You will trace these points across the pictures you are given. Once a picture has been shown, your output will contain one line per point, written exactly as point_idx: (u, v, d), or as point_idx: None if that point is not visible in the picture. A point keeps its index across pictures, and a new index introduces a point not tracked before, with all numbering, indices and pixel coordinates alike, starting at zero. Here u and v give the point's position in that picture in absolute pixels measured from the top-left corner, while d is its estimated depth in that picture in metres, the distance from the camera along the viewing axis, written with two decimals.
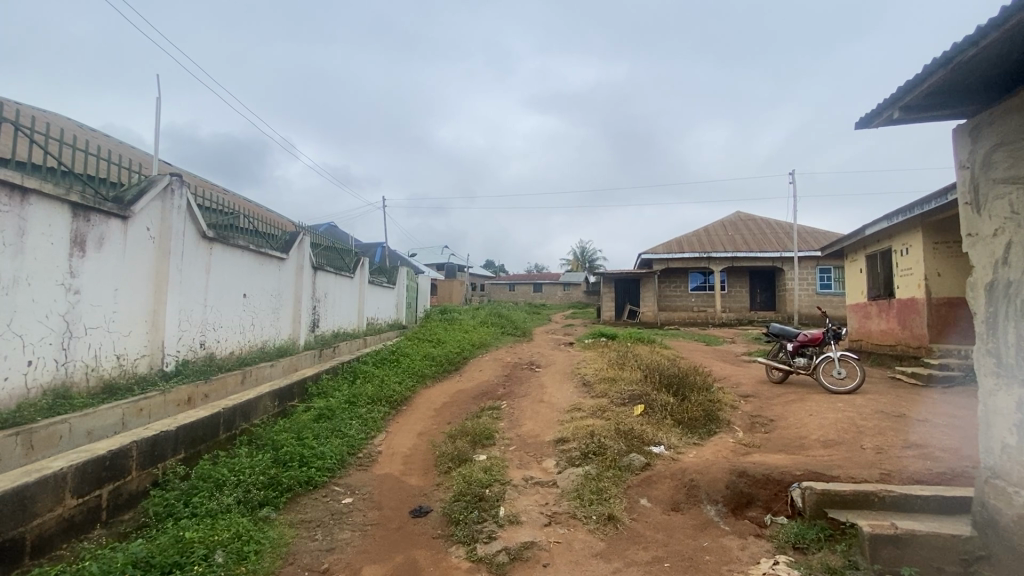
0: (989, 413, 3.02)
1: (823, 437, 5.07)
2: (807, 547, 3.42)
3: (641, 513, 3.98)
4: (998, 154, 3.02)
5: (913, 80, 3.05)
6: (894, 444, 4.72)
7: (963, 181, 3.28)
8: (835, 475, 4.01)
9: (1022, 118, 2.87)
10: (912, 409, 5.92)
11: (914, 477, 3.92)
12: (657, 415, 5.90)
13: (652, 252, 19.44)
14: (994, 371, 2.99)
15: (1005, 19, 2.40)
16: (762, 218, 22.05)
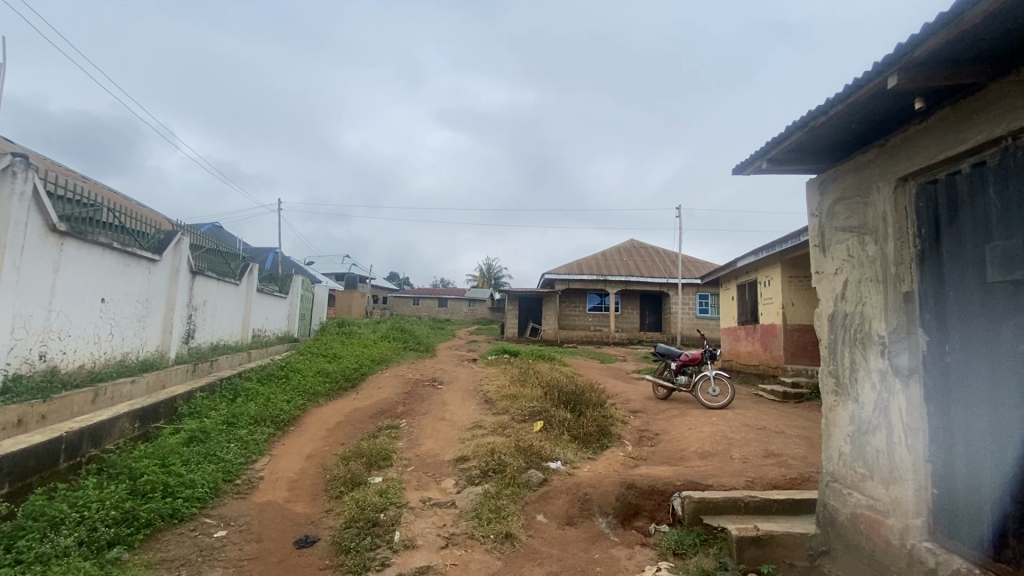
0: (830, 425, 3.53)
1: (700, 449, 5.58)
2: (685, 552, 3.71)
3: (537, 529, 4.04)
4: (838, 207, 3.59)
5: (777, 137, 3.51)
6: (757, 454, 5.32)
7: (815, 227, 3.83)
8: (709, 484, 4.42)
9: (857, 179, 3.44)
10: (771, 423, 6.72)
11: (772, 482, 4.45)
12: (555, 431, 6.08)
13: (555, 273, 20.24)
14: (834, 389, 3.51)
15: (847, 95, 2.84)
16: (653, 246, 24.02)
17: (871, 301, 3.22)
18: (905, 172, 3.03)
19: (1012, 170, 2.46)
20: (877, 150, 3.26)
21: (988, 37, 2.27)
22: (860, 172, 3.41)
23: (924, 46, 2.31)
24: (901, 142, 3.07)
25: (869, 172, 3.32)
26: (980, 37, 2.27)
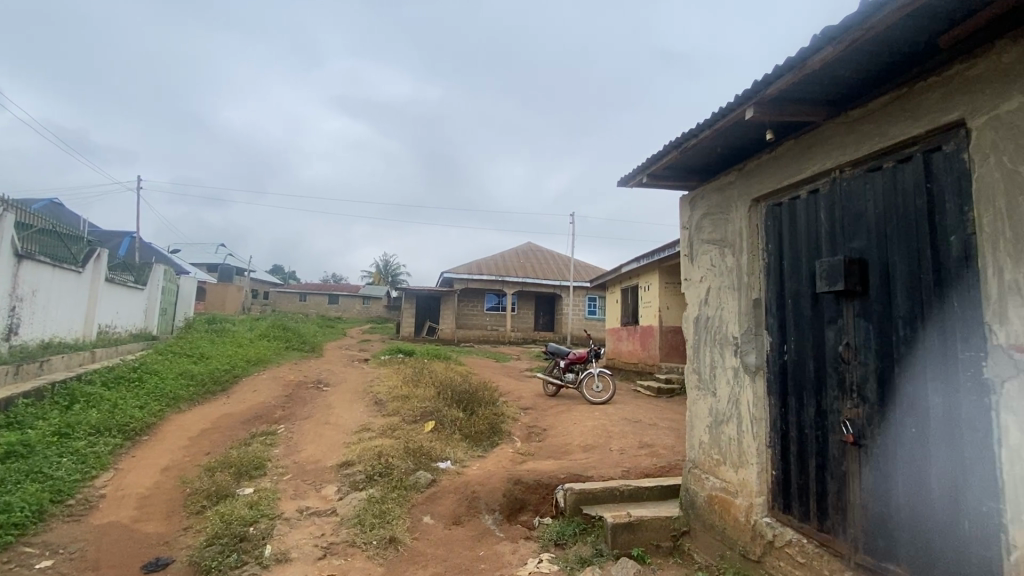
0: (692, 417, 3.93)
1: (583, 443, 5.89)
2: (565, 542, 3.89)
3: (422, 531, 3.98)
4: (705, 221, 4.00)
5: (655, 154, 3.81)
6: (632, 445, 5.75)
7: (685, 239, 4.24)
8: (589, 476, 4.68)
9: (720, 197, 3.86)
10: (646, 416, 7.32)
11: (644, 471, 4.84)
12: (446, 430, 6.05)
13: (452, 272, 20.16)
14: (697, 385, 3.91)
15: (714, 121, 3.14)
16: (548, 250, 24.97)
17: (728, 306, 3.64)
18: (758, 193, 3.47)
19: (838, 198, 2.92)
20: (737, 173, 3.69)
21: (823, 84, 2.68)
22: (723, 191, 3.83)
23: (776, 84, 2.65)
24: (755, 167, 3.50)
25: (730, 192, 3.75)
26: (817, 83, 2.67)
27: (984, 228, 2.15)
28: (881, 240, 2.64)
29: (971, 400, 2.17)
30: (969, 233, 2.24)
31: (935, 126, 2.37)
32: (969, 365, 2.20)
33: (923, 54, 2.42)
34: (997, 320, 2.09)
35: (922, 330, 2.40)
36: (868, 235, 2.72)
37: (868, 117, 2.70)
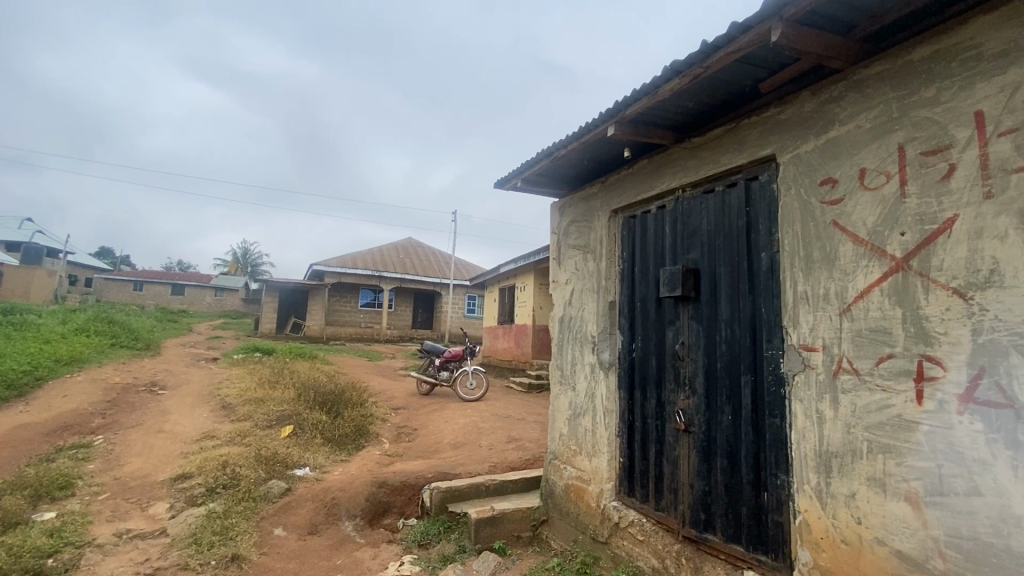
0: (554, 411, 4.15)
1: (453, 441, 5.91)
2: (429, 542, 3.85)
3: (272, 545, 3.66)
4: (571, 228, 4.25)
5: (529, 160, 3.94)
6: (501, 440, 5.90)
7: (553, 243, 4.47)
8: (456, 473, 4.71)
9: (585, 206, 4.13)
10: (515, 411, 7.57)
11: (510, 465, 4.99)
12: (306, 434, 5.64)
13: (324, 265, 18.93)
14: (559, 381, 4.14)
15: (581, 134, 3.35)
16: (428, 246, 24.66)
17: (588, 308, 3.91)
18: (617, 205, 3.78)
19: (680, 215, 3.30)
20: (600, 185, 3.98)
21: (672, 112, 3.00)
22: (588, 201, 4.11)
23: (634, 106, 2.90)
24: (616, 181, 3.81)
25: (593, 203, 4.04)
26: (668, 110, 2.98)
27: (786, 247, 2.58)
28: (711, 253, 3.05)
29: (772, 390, 2.59)
30: (776, 250, 2.67)
31: (754, 158, 2.80)
32: (771, 361, 2.62)
33: (748, 97, 2.83)
34: (792, 324, 2.52)
35: (739, 331, 2.82)
36: (702, 249, 3.11)
37: (706, 145, 3.10)
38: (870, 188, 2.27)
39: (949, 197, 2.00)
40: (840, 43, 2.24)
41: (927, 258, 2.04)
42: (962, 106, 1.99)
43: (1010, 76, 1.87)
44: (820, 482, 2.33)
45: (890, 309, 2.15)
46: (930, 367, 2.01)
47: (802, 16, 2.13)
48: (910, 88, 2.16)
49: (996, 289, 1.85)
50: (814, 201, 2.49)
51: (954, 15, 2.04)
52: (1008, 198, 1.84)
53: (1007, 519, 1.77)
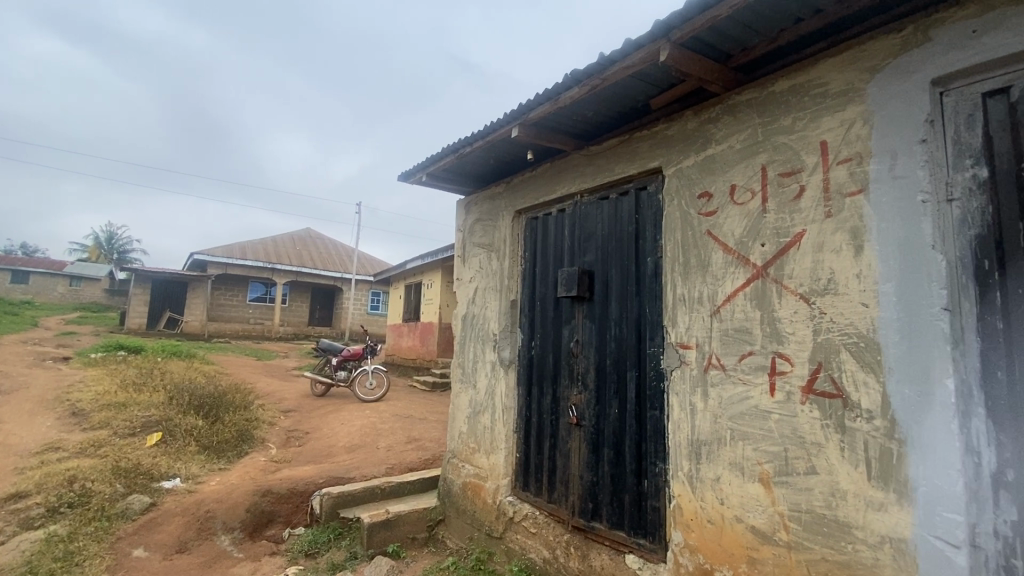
0: (454, 410, 4.14)
1: (348, 443, 5.66)
2: (317, 551, 3.64)
3: (129, 568, 3.24)
4: (475, 226, 4.27)
5: (434, 155, 3.88)
6: (400, 441, 5.76)
7: (458, 241, 4.45)
8: (350, 477, 4.51)
9: (490, 206, 4.17)
10: (417, 411, 7.44)
11: (408, 466, 4.89)
12: (178, 442, 5.08)
13: (209, 254, 17.19)
14: (459, 379, 4.14)
15: (486, 133, 3.36)
16: (330, 239, 23.43)
17: (489, 306, 3.95)
18: (520, 206, 3.85)
19: (578, 219, 3.45)
20: (505, 186, 4.03)
21: (572, 120, 3.12)
22: (492, 200, 4.14)
23: (537, 110, 2.97)
24: (519, 183, 3.89)
25: (498, 202, 4.08)
26: (569, 117, 3.09)
27: (669, 253, 2.80)
28: (605, 256, 3.22)
29: (653, 385, 2.80)
30: (660, 256, 2.89)
31: (644, 169, 3.00)
32: (654, 358, 2.83)
33: (641, 111, 3.03)
34: (671, 324, 2.74)
35: (627, 330, 3.01)
36: (597, 252, 3.28)
37: (603, 154, 3.26)
38: (739, 203, 2.53)
39: (799, 214, 2.29)
40: (718, 70, 2.47)
41: (780, 266, 2.32)
42: (811, 135, 2.29)
43: (847, 113, 2.18)
44: (691, 469, 2.55)
45: (751, 311, 2.41)
46: (780, 362, 2.29)
47: (686, 40, 2.32)
48: (773, 116, 2.44)
49: (831, 296, 2.15)
50: (693, 212, 2.72)
51: (808, 56, 2.34)
52: (842, 218, 2.15)
53: (835, 492, 2.07)
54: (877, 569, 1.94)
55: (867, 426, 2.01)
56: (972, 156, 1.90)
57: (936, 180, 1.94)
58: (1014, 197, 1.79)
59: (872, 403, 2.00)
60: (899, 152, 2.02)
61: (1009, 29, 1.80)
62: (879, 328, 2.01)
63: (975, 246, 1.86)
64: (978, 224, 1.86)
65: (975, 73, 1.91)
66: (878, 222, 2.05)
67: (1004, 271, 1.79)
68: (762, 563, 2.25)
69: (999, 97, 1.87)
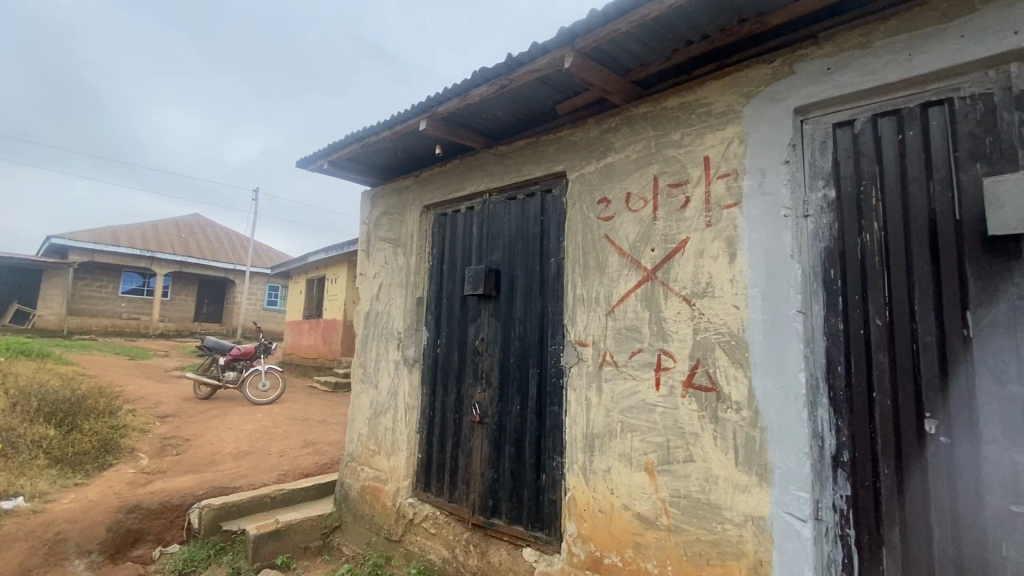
0: (354, 411, 3.98)
1: (235, 450, 5.22)
2: (195, 569, 3.30)
3: None
4: (381, 220, 4.12)
5: (337, 142, 3.68)
6: (295, 445, 5.42)
7: (363, 234, 4.28)
8: (236, 487, 4.17)
9: (397, 199, 4.05)
10: (316, 413, 7.04)
11: (302, 472, 4.61)
12: (20, 456, 4.38)
13: (70, 239, 14.97)
14: (360, 379, 3.98)
15: (393, 123, 3.25)
16: (223, 228, 21.47)
17: (394, 303, 3.83)
18: (428, 201, 3.78)
19: (485, 217, 3.46)
20: (413, 179, 3.94)
21: (481, 117, 3.12)
22: (399, 194, 4.03)
23: (446, 104, 2.93)
24: (428, 177, 3.82)
25: (405, 196, 3.97)
26: (477, 115, 3.08)
27: (570, 254, 2.90)
28: (511, 256, 3.26)
29: (553, 382, 2.89)
30: (562, 256, 2.98)
31: (550, 171, 3.08)
32: (554, 355, 2.92)
33: (548, 115, 3.10)
34: (571, 322, 2.84)
35: (530, 328, 3.07)
36: (503, 251, 3.31)
37: (511, 154, 3.30)
38: (633, 210, 2.68)
39: (685, 223, 2.47)
40: (618, 81, 2.59)
41: (668, 270, 2.50)
42: (697, 150, 2.48)
43: (727, 132, 2.39)
44: (585, 461, 2.66)
45: (642, 311, 2.57)
46: (665, 359, 2.46)
47: (589, 50, 2.41)
48: (665, 130, 2.61)
49: (709, 298, 2.35)
50: (593, 216, 2.84)
51: (696, 77, 2.54)
52: (720, 228, 2.36)
53: (709, 478, 2.26)
54: (741, 545, 2.16)
55: (736, 417, 2.22)
56: (824, 179, 2.16)
57: (796, 197, 2.19)
58: (854, 216, 2.07)
59: (741, 396, 2.22)
60: (767, 171, 2.25)
61: (853, 70, 2.08)
62: (747, 329, 2.23)
63: (823, 257, 2.13)
64: (827, 238, 2.13)
65: (827, 106, 2.18)
66: (749, 233, 2.27)
67: (845, 280, 2.07)
68: (645, 547, 2.41)
69: (845, 127, 2.15)
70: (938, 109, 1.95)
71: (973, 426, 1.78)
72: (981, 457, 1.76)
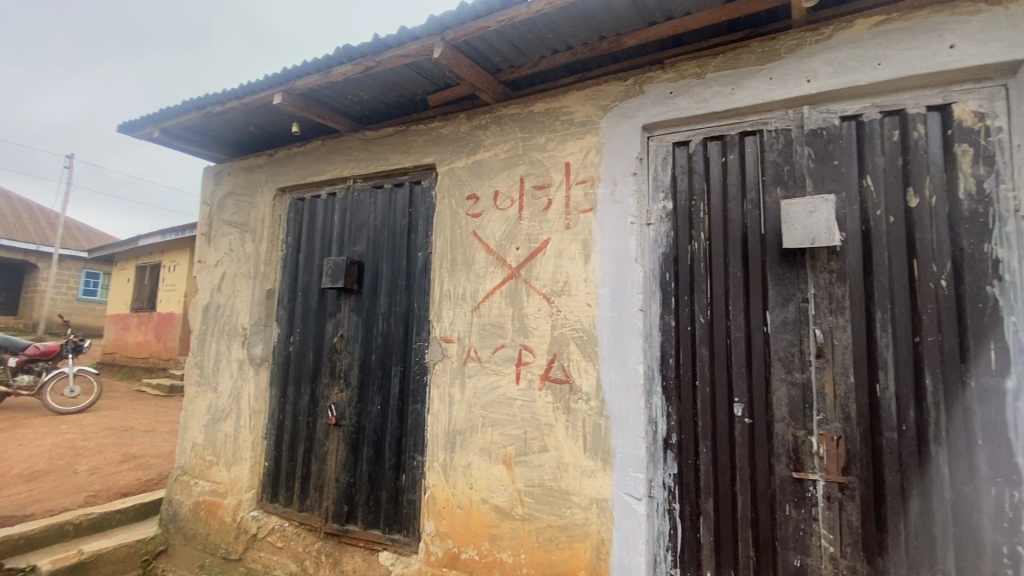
0: (188, 417, 3.51)
1: (25, 470, 4.28)
2: None
3: None
4: (228, 201, 3.68)
5: (171, 108, 3.18)
6: (112, 460, 4.62)
7: (204, 217, 3.78)
8: (23, 516, 3.43)
9: (247, 179, 3.64)
10: (142, 421, 6.08)
11: (119, 491, 3.95)
12: None
13: None
14: (197, 381, 3.52)
15: (243, 93, 2.91)
16: (22, 200, 17.52)
17: (241, 295, 3.44)
18: (283, 185, 3.46)
19: (349, 206, 3.26)
20: (267, 158, 3.58)
21: (346, 99, 2.92)
22: (251, 173, 3.63)
23: (305, 80, 2.69)
24: (285, 158, 3.49)
25: (258, 176, 3.59)
26: (342, 96, 2.88)
27: (436, 249, 2.86)
28: (375, 248, 3.12)
29: (416, 379, 2.83)
30: (429, 251, 2.92)
31: (418, 163, 3.00)
32: (418, 352, 2.85)
33: (418, 105, 3.01)
34: (436, 318, 2.80)
35: (394, 324, 2.96)
36: (367, 243, 3.15)
37: (378, 142, 3.15)
38: (499, 209, 2.72)
39: (546, 224, 2.58)
40: (488, 80, 2.61)
41: (529, 269, 2.59)
42: (559, 155, 2.60)
43: (586, 141, 2.54)
44: (445, 458, 2.65)
45: (504, 308, 2.62)
46: (525, 354, 2.54)
47: (459, 43, 2.38)
48: (531, 133, 2.69)
49: (566, 296, 2.48)
50: (461, 212, 2.83)
51: (561, 86, 2.66)
52: (577, 231, 2.50)
53: (560, 466, 2.39)
54: (586, 527, 2.31)
55: (586, 407, 2.38)
56: (664, 191, 2.40)
57: (641, 206, 2.40)
58: (687, 226, 2.33)
59: (589, 387, 2.38)
60: (618, 180, 2.43)
61: (690, 96, 2.33)
62: (597, 325, 2.39)
63: (661, 261, 2.36)
64: (665, 245, 2.37)
65: (669, 125, 2.42)
66: (601, 236, 2.44)
67: (678, 282, 2.32)
68: (500, 538, 2.46)
69: (682, 147, 2.40)
70: (752, 138, 2.27)
71: (768, 408, 2.12)
72: (773, 433, 2.10)
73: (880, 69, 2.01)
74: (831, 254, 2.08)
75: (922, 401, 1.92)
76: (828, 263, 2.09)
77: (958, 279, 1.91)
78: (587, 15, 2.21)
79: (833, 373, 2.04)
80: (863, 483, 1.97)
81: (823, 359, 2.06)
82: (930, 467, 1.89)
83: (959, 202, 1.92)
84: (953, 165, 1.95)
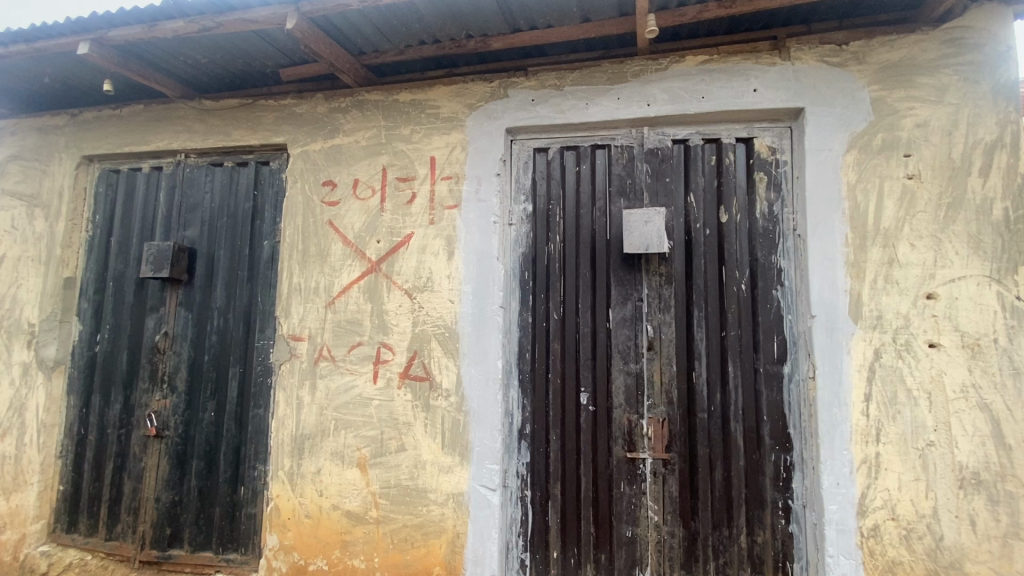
0: None
1: None
2: None
3: None
4: (11, 166, 2.97)
5: None
6: None
7: None
8: None
9: (39, 141, 2.97)
10: None
11: None
12: None
13: None
14: None
15: (34, 36, 2.36)
16: None
17: (28, 285, 2.81)
18: (91, 152, 2.88)
19: (179, 183, 2.83)
20: (68, 118, 2.95)
21: (178, 61, 2.53)
22: (44, 135, 2.96)
23: (122, 31, 2.27)
24: (93, 120, 2.91)
25: (54, 139, 2.94)
26: (172, 56, 2.49)
27: (287, 239, 2.62)
28: (211, 234, 2.76)
29: (258, 380, 2.57)
30: (277, 240, 2.67)
31: (267, 143, 2.72)
32: (261, 352, 2.60)
33: (268, 78, 2.73)
34: (284, 314, 2.57)
35: (233, 321, 2.66)
36: (201, 227, 2.77)
37: (218, 113, 2.79)
38: (359, 199, 2.59)
39: (410, 218, 2.52)
40: (349, 61, 2.46)
41: (390, 264, 2.51)
42: (424, 149, 2.56)
43: (451, 138, 2.53)
44: (292, 465, 2.45)
45: (362, 304, 2.51)
46: (384, 351, 2.46)
47: (316, 18, 2.20)
48: (395, 123, 2.60)
49: (428, 292, 2.46)
50: (316, 199, 2.63)
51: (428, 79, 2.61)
52: (441, 227, 2.48)
53: (418, 464, 2.37)
54: (442, 523, 2.32)
55: (445, 404, 2.38)
56: (525, 193, 2.50)
57: (503, 207, 2.47)
58: (544, 228, 2.46)
59: (449, 383, 2.39)
60: (482, 179, 2.47)
61: (550, 106, 2.46)
62: (458, 321, 2.41)
63: (520, 260, 2.46)
64: (524, 246, 2.47)
65: (530, 131, 2.52)
66: (464, 234, 2.46)
67: (535, 281, 2.44)
68: (352, 543, 2.37)
69: (541, 153, 2.53)
70: (602, 151, 2.47)
71: (608, 397, 2.34)
72: (612, 419, 2.33)
73: (703, 102, 2.32)
74: (662, 260, 2.36)
75: (726, 385, 2.28)
76: (659, 267, 2.36)
77: (753, 284, 2.30)
78: (453, 11, 2.19)
79: (661, 364, 2.33)
80: (681, 458, 2.28)
81: (653, 352, 2.33)
82: (730, 439, 2.25)
83: (757, 219, 2.32)
84: (753, 189, 2.34)
